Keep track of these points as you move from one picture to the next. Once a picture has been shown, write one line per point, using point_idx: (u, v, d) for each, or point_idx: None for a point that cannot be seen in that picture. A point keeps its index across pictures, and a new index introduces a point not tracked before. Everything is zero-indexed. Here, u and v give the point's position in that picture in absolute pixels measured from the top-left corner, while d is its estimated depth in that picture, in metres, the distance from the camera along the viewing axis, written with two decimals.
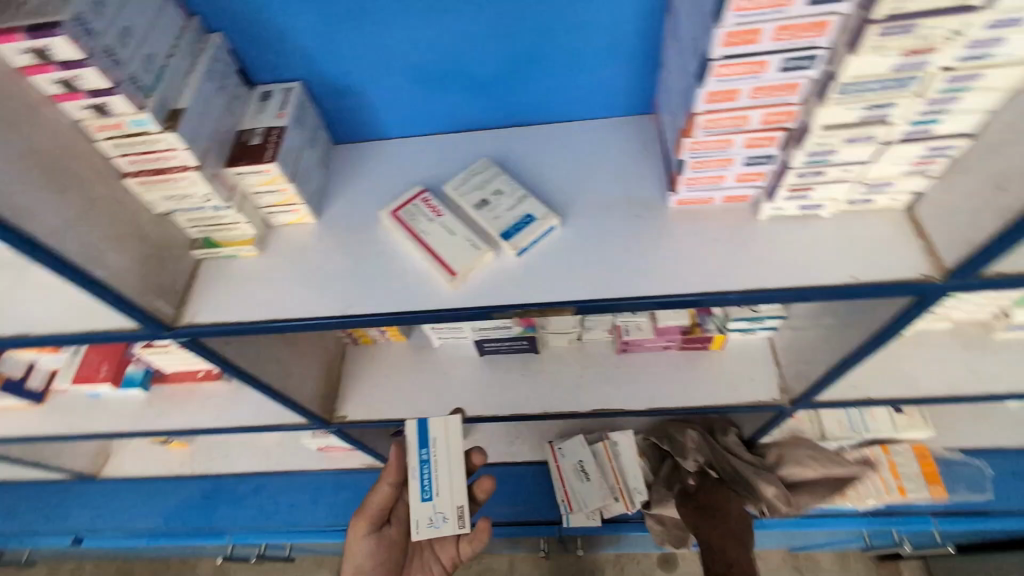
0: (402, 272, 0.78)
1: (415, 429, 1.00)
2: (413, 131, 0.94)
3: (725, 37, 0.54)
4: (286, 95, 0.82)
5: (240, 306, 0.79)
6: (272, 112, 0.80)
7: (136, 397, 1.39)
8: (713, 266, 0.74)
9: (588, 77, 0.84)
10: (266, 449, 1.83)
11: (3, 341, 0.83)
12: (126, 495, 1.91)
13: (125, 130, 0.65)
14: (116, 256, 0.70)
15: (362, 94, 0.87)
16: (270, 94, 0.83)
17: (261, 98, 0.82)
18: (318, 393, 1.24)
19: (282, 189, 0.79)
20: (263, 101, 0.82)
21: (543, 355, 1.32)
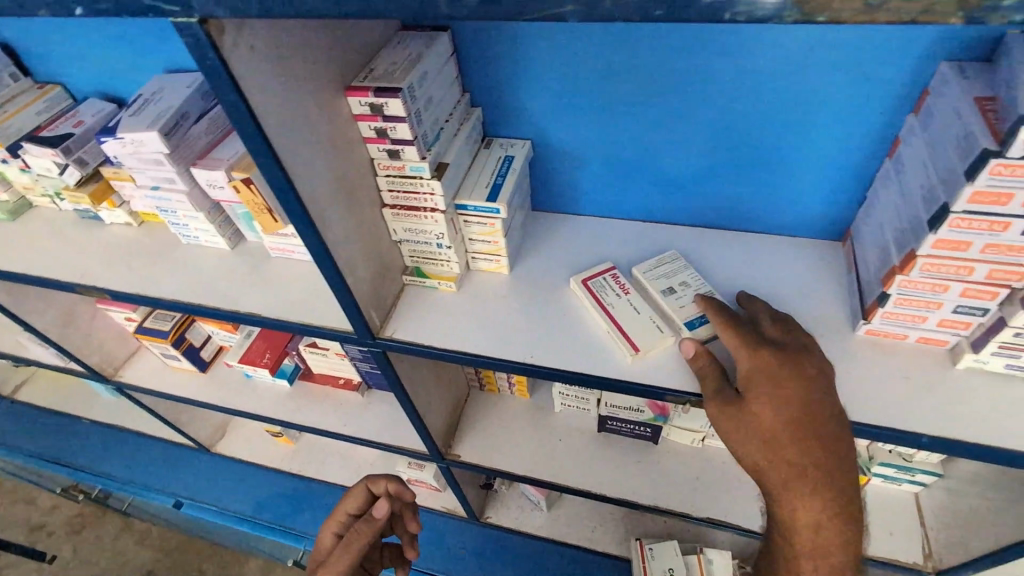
0: (582, 336, 0.86)
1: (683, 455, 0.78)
2: (602, 211, 1.03)
3: (973, 195, 0.58)
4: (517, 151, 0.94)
5: (434, 332, 0.90)
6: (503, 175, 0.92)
7: (281, 388, 1.55)
8: (898, 404, 0.73)
9: (788, 198, 0.90)
10: (359, 465, 1.93)
11: (237, 316, 1.00)
12: (231, 474, 2.08)
13: (402, 172, 0.80)
14: (362, 269, 0.83)
15: (572, 174, 0.99)
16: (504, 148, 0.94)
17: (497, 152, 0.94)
18: (443, 427, 1.32)
19: (494, 242, 0.90)
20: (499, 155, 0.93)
21: (661, 447, 1.31)
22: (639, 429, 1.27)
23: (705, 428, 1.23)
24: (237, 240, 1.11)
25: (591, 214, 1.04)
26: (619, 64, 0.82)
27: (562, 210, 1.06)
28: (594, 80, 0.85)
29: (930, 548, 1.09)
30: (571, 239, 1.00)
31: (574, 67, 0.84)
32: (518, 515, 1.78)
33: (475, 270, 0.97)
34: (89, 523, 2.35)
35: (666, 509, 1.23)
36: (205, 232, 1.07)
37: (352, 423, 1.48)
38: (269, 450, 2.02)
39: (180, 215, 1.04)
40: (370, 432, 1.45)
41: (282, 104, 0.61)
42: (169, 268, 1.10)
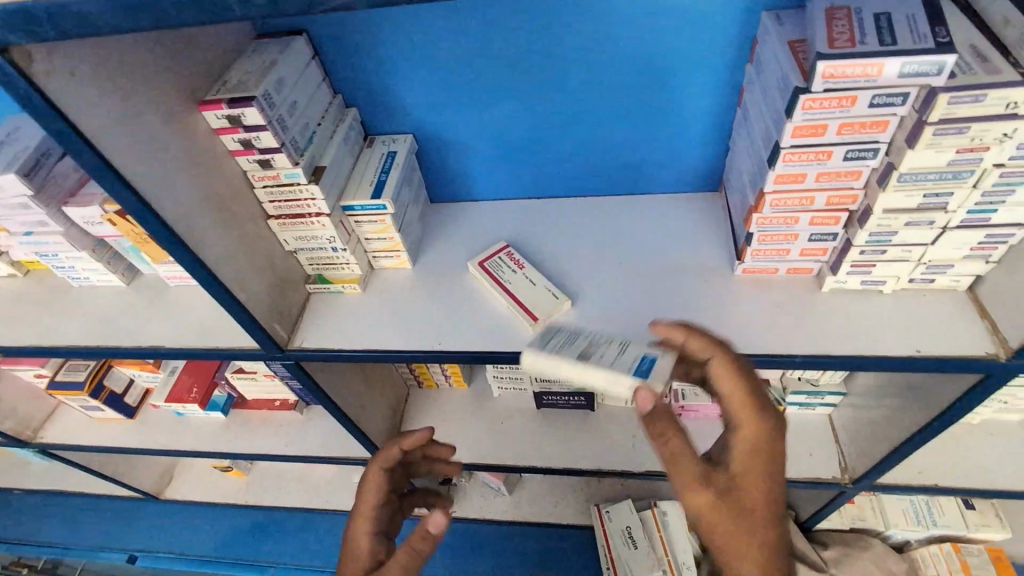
0: (488, 316, 0.88)
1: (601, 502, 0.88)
2: (497, 195, 1.05)
3: (795, 130, 0.63)
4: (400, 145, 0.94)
5: (343, 336, 0.90)
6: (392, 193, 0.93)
7: (216, 420, 1.51)
8: (777, 332, 0.79)
9: (664, 158, 0.95)
10: (317, 484, 1.91)
11: (139, 352, 0.97)
12: (186, 516, 2.01)
13: (278, 180, 0.79)
14: (255, 282, 0.82)
15: (460, 163, 1.00)
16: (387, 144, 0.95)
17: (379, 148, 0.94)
18: (384, 430, 1.32)
19: (390, 238, 0.91)
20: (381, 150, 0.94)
21: (599, 412, 1.36)
22: (575, 399, 1.31)
23: None
24: (132, 275, 1.07)
25: (488, 200, 1.06)
26: (480, 49, 0.83)
27: (460, 199, 1.07)
28: (460, 67, 0.86)
29: (846, 461, 1.18)
30: (471, 225, 1.02)
31: (439, 56, 0.85)
32: (482, 504, 1.80)
33: (379, 269, 0.98)
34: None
35: (610, 470, 1.28)
36: (94, 271, 1.02)
37: (295, 442, 1.46)
38: (223, 485, 1.96)
39: (63, 258, 0.99)
40: (314, 449, 1.44)
41: (122, 127, 0.60)
42: (61, 315, 1.05)
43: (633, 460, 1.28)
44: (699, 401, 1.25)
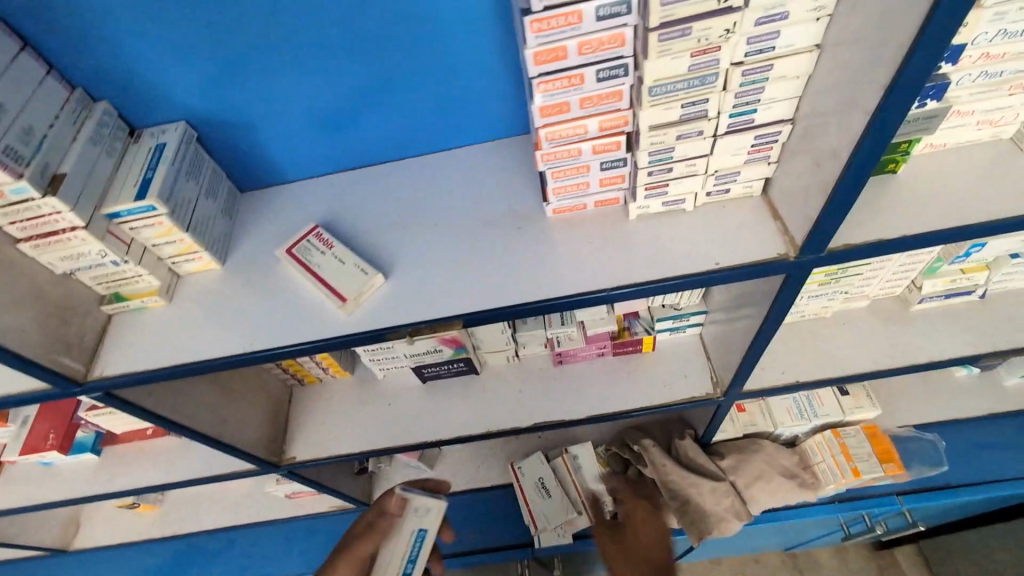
0: (302, 305, 0.82)
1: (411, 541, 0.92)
2: (311, 172, 0.98)
3: (535, 56, 0.59)
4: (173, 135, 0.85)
5: (149, 355, 0.82)
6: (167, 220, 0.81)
7: (89, 461, 1.40)
8: (591, 267, 0.77)
9: (468, 106, 0.90)
10: (235, 501, 1.82)
11: None
12: (103, 563, 1.89)
13: (6, 199, 0.68)
14: (13, 316, 0.73)
15: (257, 143, 0.92)
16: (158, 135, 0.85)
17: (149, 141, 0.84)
18: (262, 437, 1.25)
19: (181, 240, 0.82)
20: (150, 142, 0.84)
21: (484, 375, 1.33)
22: (455, 367, 1.28)
23: (511, 344, 1.26)
24: None
25: (303, 178, 0.99)
26: (227, 12, 0.75)
27: (273, 183, 0.99)
28: (211, 35, 0.77)
29: (717, 376, 1.22)
30: (284, 210, 0.95)
31: (186, 27, 0.76)
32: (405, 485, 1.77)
33: (186, 274, 0.89)
34: None
35: (500, 430, 1.27)
36: None
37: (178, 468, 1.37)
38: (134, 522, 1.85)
39: None
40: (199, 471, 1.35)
41: None
42: None
43: (521, 415, 1.27)
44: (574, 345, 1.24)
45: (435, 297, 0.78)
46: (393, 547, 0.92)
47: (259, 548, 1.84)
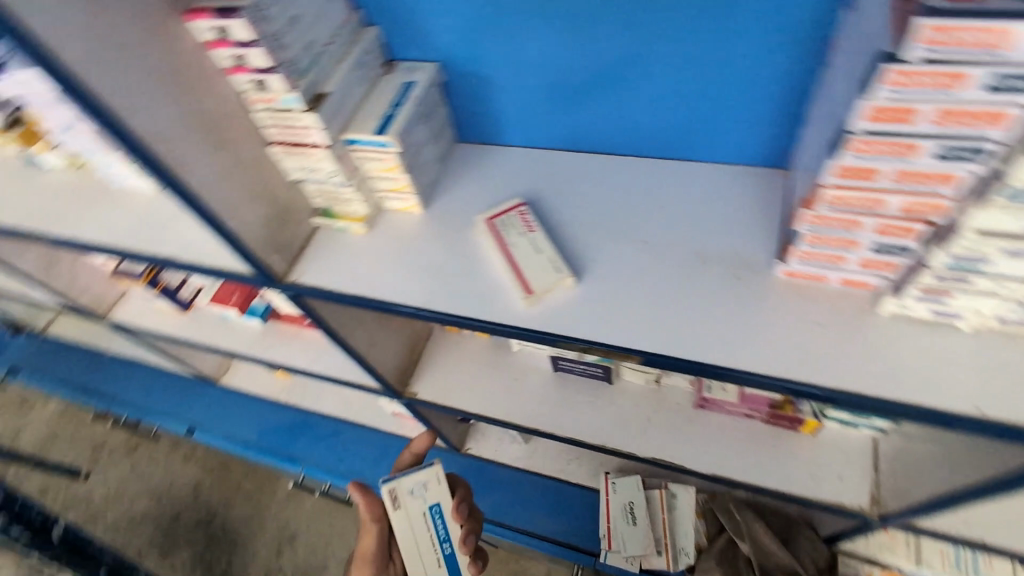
0: (486, 279, 0.80)
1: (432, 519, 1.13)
2: (528, 142, 0.95)
3: (873, 111, 0.49)
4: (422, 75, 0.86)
5: (339, 277, 0.87)
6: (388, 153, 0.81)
7: (253, 327, 1.58)
8: (811, 353, 0.66)
9: (722, 120, 0.81)
10: (350, 399, 2.01)
11: (159, 260, 1.00)
12: (237, 404, 2.21)
13: (275, 105, 0.74)
14: (249, 211, 0.80)
15: (490, 100, 0.90)
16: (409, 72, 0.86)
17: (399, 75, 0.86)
18: (397, 366, 1.32)
19: (398, 178, 0.84)
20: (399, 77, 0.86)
21: (616, 387, 1.27)
22: (591, 369, 1.24)
23: (656, 369, 1.18)
24: None
25: (517, 146, 0.96)
26: None
27: (489, 142, 0.98)
28: None
29: (879, 493, 1.04)
30: (494, 173, 0.93)
31: None
32: (497, 447, 1.82)
33: (388, 210, 0.92)
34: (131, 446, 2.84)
35: (614, 449, 1.22)
36: (127, 175, 1.04)
37: (319, 361, 1.51)
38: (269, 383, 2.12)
39: (98, 157, 1.01)
40: (336, 370, 1.48)
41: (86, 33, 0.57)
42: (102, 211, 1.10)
43: (641, 443, 1.20)
44: (723, 397, 1.14)
45: (624, 321, 0.72)
46: (420, 530, 1.12)
47: (357, 446, 2.03)
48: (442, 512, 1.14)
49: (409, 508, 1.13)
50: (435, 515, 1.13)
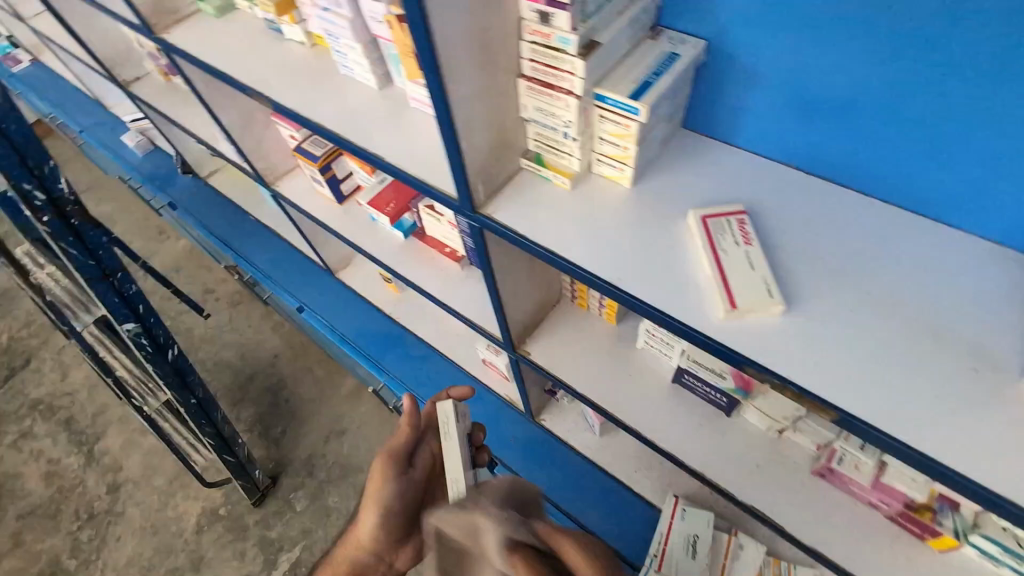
0: (685, 276, 0.78)
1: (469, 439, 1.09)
2: (758, 149, 0.89)
3: None
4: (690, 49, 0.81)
5: (532, 225, 0.87)
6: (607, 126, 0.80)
7: (396, 238, 1.67)
8: None
9: (1007, 193, 0.71)
10: (446, 331, 2.08)
11: (363, 154, 1.05)
12: (344, 299, 2.36)
13: (548, 42, 0.73)
14: (480, 137, 0.80)
15: (739, 94, 0.84)
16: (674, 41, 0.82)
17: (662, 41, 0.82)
18: (522, 322, 1.34)
19: (623, 147, 0.82)
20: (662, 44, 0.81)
21: (732, 421, 1.22)
22: (715, 396, 1.19)
23: (786, 422, 1.12)
24: (386, 83, 1.13)
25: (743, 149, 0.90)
26: None
27: (713, 136, 0.92)
28: None
29: None
30: (714, 170, 0.88)
31: None
32: (570, 428, 1.82)
33: (595, 172, 0.90)
34: (243, 302, 3.35)
35: (711, 480, 1.17)
36: (359, 66, 1.10)
37: (445, 289, 1.56)
38: (378, 290, 2.24)
39: (341, 42, 1.07)
40: (457, 304, 1.53)
41: None
42: (325, 92, 1.17)
43: (740, 486, 1.15)
44: (853, 475, 1.05)
45: (826, 372, 0.67)
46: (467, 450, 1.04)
47: (438, 377, 2.12)
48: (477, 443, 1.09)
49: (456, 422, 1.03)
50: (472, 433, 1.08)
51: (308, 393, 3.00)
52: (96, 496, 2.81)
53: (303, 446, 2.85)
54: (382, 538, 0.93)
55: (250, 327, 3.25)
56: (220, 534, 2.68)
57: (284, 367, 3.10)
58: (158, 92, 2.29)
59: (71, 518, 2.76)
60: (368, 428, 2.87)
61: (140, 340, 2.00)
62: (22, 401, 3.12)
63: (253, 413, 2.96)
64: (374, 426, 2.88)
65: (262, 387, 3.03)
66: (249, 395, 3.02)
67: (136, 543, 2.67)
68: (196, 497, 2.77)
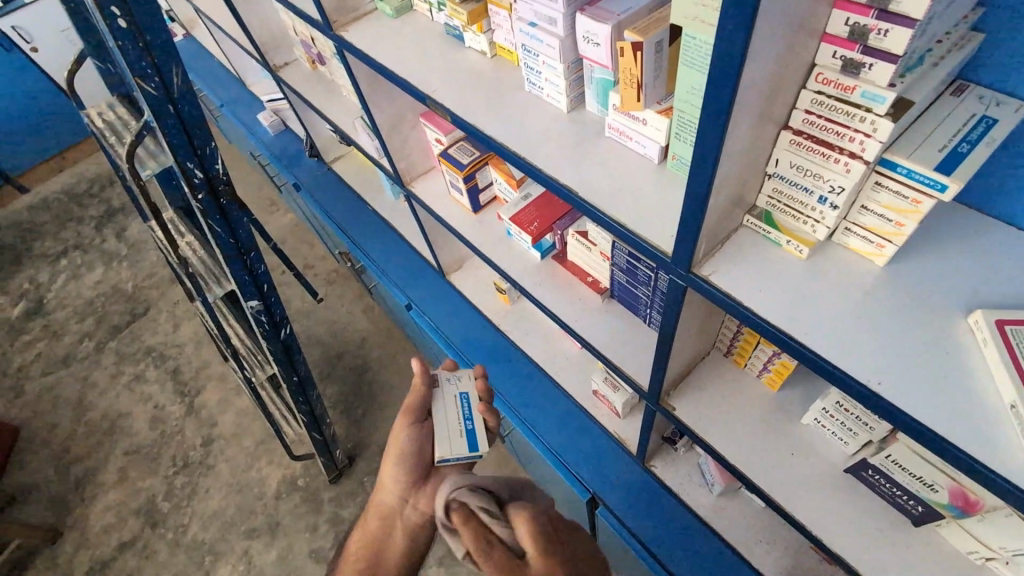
0: (972, 396, 0.65)
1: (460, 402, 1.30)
2: None
3: None
4: (1005, 111, 0.70)
5: (760, 296, 0.76)
6: (879, 194, 0.70)
7: (531, 257, 1.60)
8: None
9: None
10: (555, 351, 1.99)
11: (547, 180, 0.96)
12: (453, 303, 2.33)
13: (845, 95, 0.64)
14: (726, 186, 0.71)
15: None
16: (979, 99, 0.71)
17: (961, 98, 0.72)
18: (675, 373, 1.23)
19: (896, 223, 0.71)
20: (962, 103, 0.71)
21: (916, 531, 1.06)
22: (906, 500, 1.03)
23: (1003, 553, 0.91)
24: (576, 105, 1.05)
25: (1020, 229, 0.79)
26: None
27: (981, 209, 0.81)
28: None
29: None
30: (980, 258, 0.76)
31: None
32: (683, 481, 1.68)
33: (836, 243, 0.80)
34: (339, 281, 3.43)
35: None
36: (552, 86, 1.02)
37: (580, 318, 1.47)
38: (489, 299, 2.19)
39: (539, 61, 1.00)
40: (592, 337, 1.42)
41: None
42: (505, 107, 1.10)
43: None
44: None
45: None
46: (449, 406, 1.28)
47: (543, 399, 2.04)
48: (470, 400, 1.30)
49: (443, 394, 1.31)
50: (462, 399, 1.30)
51: (389, 380, 2.99)
52: (192, 446, 2.87)
53: (380, 432, 2.83)
54: (403, 479, 1.24)
55: (346, 308, 3.31)
56: (296, 504, 2.66)
57: (370, 349, 3.12)
58: (305, 79, 2.35)
59: (168, 463, 2.82)
60: None
61: (259, 317, 1.92)
62: (138, 346, 3.25)
63: (337, 392, 2.98)
64: None
65: (348, 366, 3.07)
66: (335, 373, 3.05)
67: (221, 499, 2.70)
68: (278, 464, 2.77)
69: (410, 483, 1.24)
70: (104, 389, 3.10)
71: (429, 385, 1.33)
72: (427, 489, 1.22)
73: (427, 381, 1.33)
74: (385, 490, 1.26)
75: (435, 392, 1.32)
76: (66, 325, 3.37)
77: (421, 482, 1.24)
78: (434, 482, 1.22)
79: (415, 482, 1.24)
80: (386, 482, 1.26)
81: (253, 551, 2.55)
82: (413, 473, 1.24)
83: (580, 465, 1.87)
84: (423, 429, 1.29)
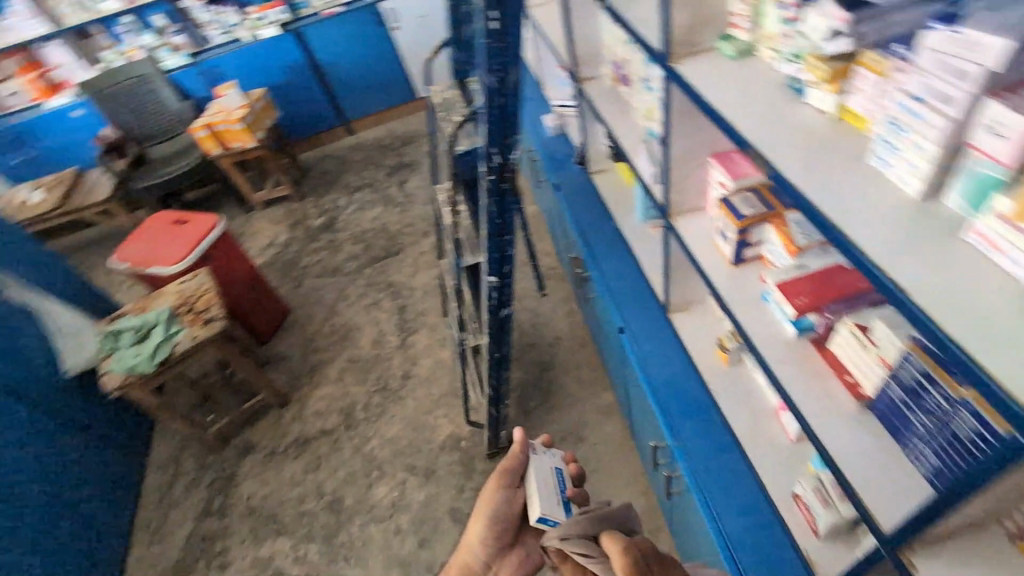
0: None
1: (554, 477, 1.48)
2: None
3: None
4: None
5: None
6: None
7: (783, 331, 1.46)
8: None
9: None
10: (764, 433, 1.80)
11: (866, 266, 0.85)
12: (666, 341, 2.25)
13: None
14: None
15: None
16: None
17: None
18: (937, 531, 1.01)
19: None
20: None
21: None
22: None
23: None
24: (931, 195, 0.92)
25: None
26: None
27: None
28: None
29: None
30: None
31: None
32: None
33: None
34: (554, 279, 3.61)
35: None
36: (909, 168, 0.91)
37: (822, 416, 1.29)
38: (705, 351, 2.08)
39: (904, 137, 0.89)
40: (831, 444, 1.24)
41: None
42: (833, 174, 1.01)
43: None
44: None
45: None
46: (547, 479, 1.46)
47: (732, 476, 1.82)
48: (562, 474, 1.51)
49: (540, 462, 1.50)
50: (558, 472, 1.50)
51: (567, 386, 3.06)
52: (394, 374, 3.34)
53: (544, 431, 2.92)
54: (489, 541, 1.50)
55: (551, 306, 3.47)
56: (453, 461, 2.90)
57: (560, 351, 3.22)
58: (601, 94, 2.50)
59: (373, 381, 3.34)
60: (605, 453, 2.77)
61: (491, 292, 2.14)
62: (384, 278, 3.89)
63: (519, 378, 3.16)
64: (612, 458, 2.75)
65: (536, 358, 3.22)
66: (523, 360, 3.23)
67: (400, 428, 3.09)
68: (451, 420, 3.06)
69: (497, 548, 1.51)
70: (351, 303, 3.80)
71: (524, 456, 1.52)
72: (512, 555, 1.52)
73: (524, 451, 1.53)
74: (471, 548, 1.52)
75: (530, 461, 1.50)
76: (344, 244, 4.20)
77: (506, 549, 1.52)
78: (519, 553, 1.51)
79: (503, 548, 1.51)
80: (472, 542, 1.51)
81: (408, 483, 2.87)
82: (500, 539, 1.50)
83: (756, 568, 1.62)
84: (514, 495, 1.52)
